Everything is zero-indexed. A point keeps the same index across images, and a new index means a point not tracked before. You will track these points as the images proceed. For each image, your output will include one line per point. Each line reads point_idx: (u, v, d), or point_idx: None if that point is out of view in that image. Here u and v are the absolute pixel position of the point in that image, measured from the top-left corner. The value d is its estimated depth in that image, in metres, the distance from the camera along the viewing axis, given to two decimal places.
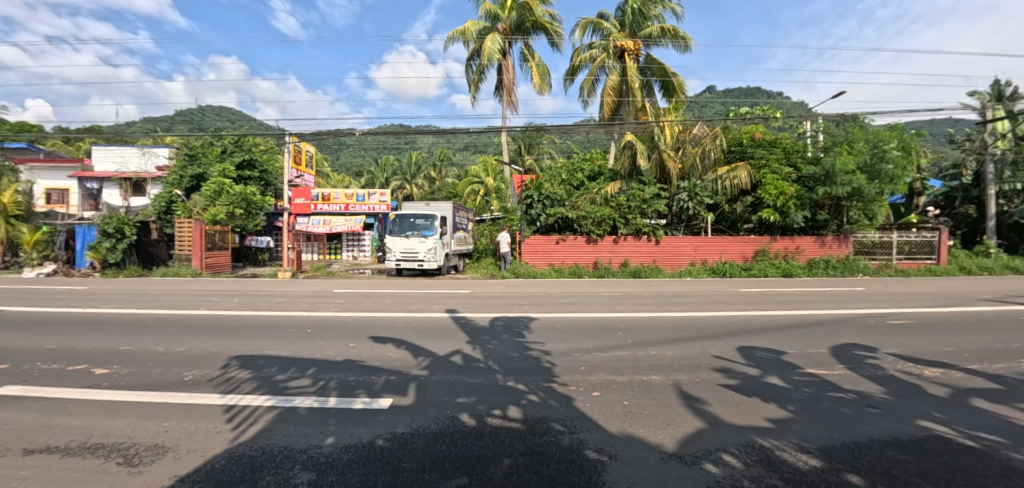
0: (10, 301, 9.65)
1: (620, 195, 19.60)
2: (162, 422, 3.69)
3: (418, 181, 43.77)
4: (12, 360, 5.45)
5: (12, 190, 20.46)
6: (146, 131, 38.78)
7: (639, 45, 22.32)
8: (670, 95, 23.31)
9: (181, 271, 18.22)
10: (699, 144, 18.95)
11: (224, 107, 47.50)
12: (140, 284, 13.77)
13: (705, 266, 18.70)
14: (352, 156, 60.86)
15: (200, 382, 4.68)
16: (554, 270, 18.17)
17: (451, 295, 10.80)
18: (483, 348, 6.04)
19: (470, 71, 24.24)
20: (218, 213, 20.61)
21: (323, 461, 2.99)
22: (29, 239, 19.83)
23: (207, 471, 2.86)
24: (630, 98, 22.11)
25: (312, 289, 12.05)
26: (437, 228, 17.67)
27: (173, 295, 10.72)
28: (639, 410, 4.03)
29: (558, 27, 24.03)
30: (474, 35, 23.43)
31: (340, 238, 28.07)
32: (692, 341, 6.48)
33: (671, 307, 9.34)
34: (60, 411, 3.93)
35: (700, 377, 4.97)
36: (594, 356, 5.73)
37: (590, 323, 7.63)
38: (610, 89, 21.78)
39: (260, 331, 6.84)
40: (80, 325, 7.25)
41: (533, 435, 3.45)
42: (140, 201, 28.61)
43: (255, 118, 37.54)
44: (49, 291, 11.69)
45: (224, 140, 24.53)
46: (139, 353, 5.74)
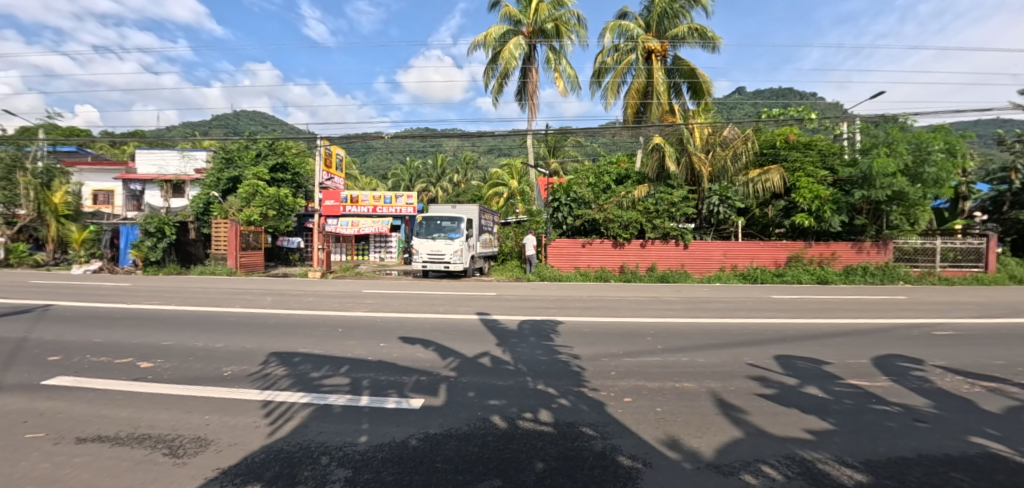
0: (62, 297, 10.24)
1: (648, 198, 19.29)
2: (204, 415, 3.83)
3: (442, 184, 44.40)
4: (64, 352, 5.75)
5: (62, 190, 21.64)
6: (186, 135, 40.47)
7: (666, 46, 22.00)
8: (698, 97, 22.87)
9: (217, 270, 18.93)
10: (729, 147, 18.49)
11: (257, 112, 49.20)
12: (180, 281, 14.43)
13: (735, 272, 18.21)
14: (378, 159, 61.86)
15: (239, 378, 4.82)
16: (579, 274, 18.09)
17: (478, 297, 10.84)
18: (511, 350, 6.04)
19: (492, 77, 24.38)
20: (252, 213, 21.47)
21: (358, 459, 3.04)
22: (76, 237, 20.85)
23: (247, 465, 2.94)
24: (655, 100, 21.87)
25: (342, 289, 12.27)
26: (463, 230, 17.80)
27: (210, 293, 11.15)
28: (673, 416, 3.95)
29: (581, 31, 24.14)
30: (495, 40, 23.56)
31: (366, 239, 28.67)
32: (724, 349, 6.31)
33: (700, 313, 9.16)
34: (109, 402, 4.12)
35: (735, 386, 4.83)
36: (623, 362, 5.63)
37: (619, 328, 7.53)
38: (634, 91, 21.68)
39: (293, 330, 7.03)
40: (126, 321, 7.59)
41: (565, 440, 3.42)
42: (178, 202, 29.78)
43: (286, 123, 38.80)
44: (98, 287, 12.33)
45: (259, 144, 25.11)
46: (179, 348, 5.96)
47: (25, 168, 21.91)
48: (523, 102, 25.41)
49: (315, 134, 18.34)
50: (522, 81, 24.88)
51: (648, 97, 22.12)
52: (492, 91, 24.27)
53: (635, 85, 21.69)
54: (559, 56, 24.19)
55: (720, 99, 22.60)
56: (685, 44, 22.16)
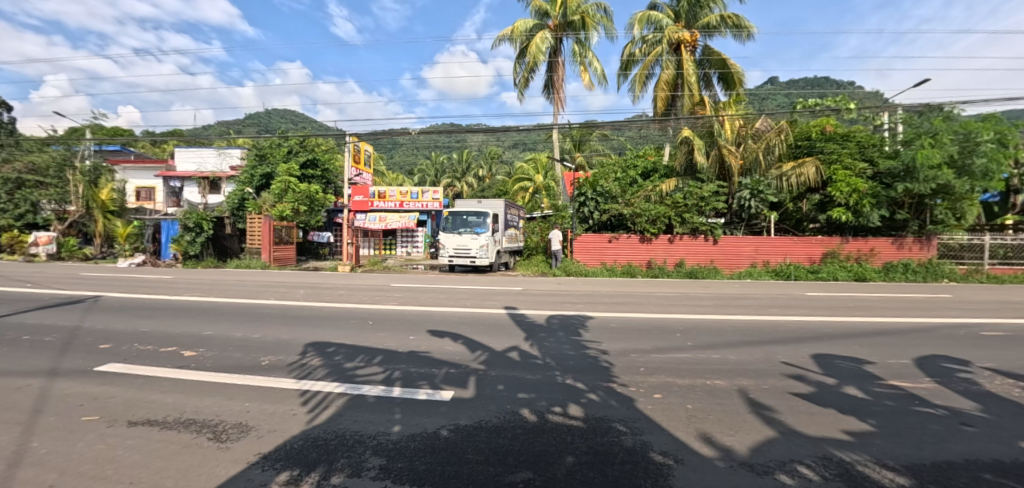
0: (112, 288, 10.84)
1: (677, 192, 18.93)
2: (245, 402, 3.99)
3: (467, 180, 44.75)
4: (114, 340, 6.09)
5: (108, 188, 23.22)
6: (221, 133, 42.03)
7: (696, 36, 21.50)
8: (729, 88, 22.24)
9: (252, 263, 19.67)
10: (761, 139, 17.95)
11: (288, 110, 50.61)
12: (217, 275, 15.05)
13: (767, 268, 17.72)
14: (404, 155, 62.78)
15: (276, 367, 5.00)
16: (606, 269, 17.96)
17: (505, 292, 10.89)
18: (539, 344, 6.07)
19: (519, 71, 24.31)
20: (284, 209, 22.05)
21: (392, 448, 3.12)
22: (122, 232, 22.04)
23: (287, 451, 3.06)
24: (685, 92, 21.39)
25: (371, 283, 12.55)
26: (489, 225, 17.87)
27: (248, 286, 11.60)
28: (704, 414, 3.89)
29: (608, 23, 23.80)
30: (522, 34, 23.49)
31: (394, 234, 29.18)
32: (757, 346, 6.16)
33: (731, 309, 8.97)
34: (156, 388, 4.35)
35: (768, 384, 4.71)
36: (652, 358, 5.57)
37: (647, 324, 7.45)
38: (664, 83, 21.25)
39: (326, 322, 7.24)
40: (171, 311, 7.98)
41: (595, 434, 3.42)
42: (215, 199, 31.01)
43: (315, 120, 39.75)
44: (144, 280, 13.01)
45: (290, 141, 25.79)
46: (219, 338, 6.23)
47: (75, 167, 23.02)
48: (549, 96, 25.24)
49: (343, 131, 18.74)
50: (548, 75, 24.70)
51: (677, 89, 21.68)
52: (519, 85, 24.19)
53: (664, 76, 21.25)
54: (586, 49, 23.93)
55: (752, 90, 21.91)
56: (716, 34, 21.57)
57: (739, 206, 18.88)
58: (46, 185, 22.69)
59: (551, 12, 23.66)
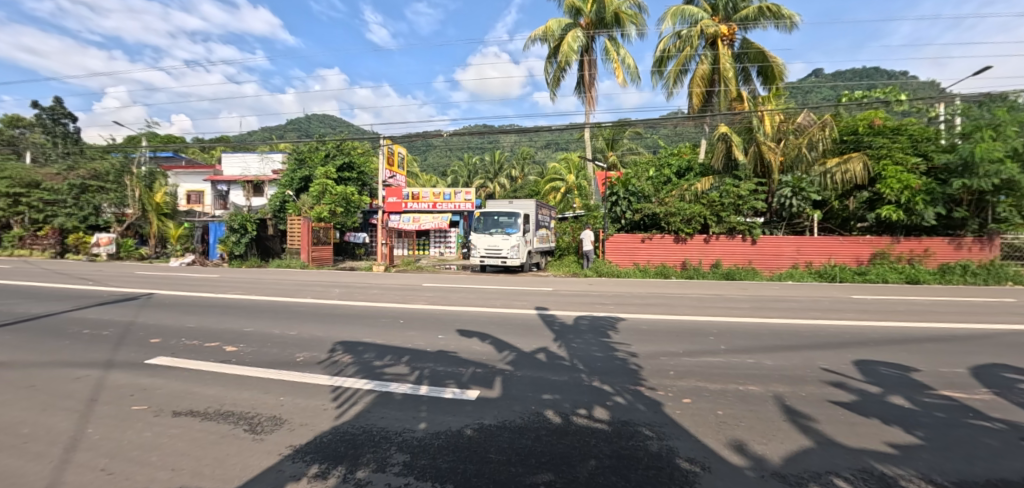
0: (167, 287, 11.58)
1: (713, 191, 18.36)
2: (280, 396, 4.17)
3: (500, 180, 45.10)
4: (164, 335, 6.50)
5: (161, 192, 24.77)
6: (264, 139, 44.12)
7: (734, 30, 20.99)
8: (769, 82, 21.39)
9: (292, 263, 20.54)
10: (804, 134, 17.15)
11: (327, 115, 52.59)
12: (261, 274, 15.79)
13: (810, 269, 16.86)
14: (438, 156, 63.90)
15: (310, 363, 5.20)
16: (639, 270, 17.65)
17: (535, 292, 10.89)
18: (567, 346, 6.03)
19: (550, 70, 24.30)
20: (322, 211, 22.56)
21: (416, 445, 3.18)
22: (174, 233, 23.43)
23: (317, 444, 3.18)
24: (721, 87, 20.73)
25: (404, 283, 12.84)
26: (520, 225, 17.94)
27: (287, 285, 12.13)
28: (735, 421, 3.76)
29: (641, 19, 23.38)
30: (555, 34, 23.47)
31: (427, 235, 29.73)
32: (795, 351, 5.90)
33: (770, 312, 8.62)
34: (200, 381, 4.61)
35: (806, 391, 4.50)
36: (682, 361, 5.43)
37: (679, 326, 7.27)
38: (699, 78, 20.66)
39: (358, 320, 7.46)
40: (216, 309, 8.44)
41: (620, 438, 3.37)
42: (258, 201, 32.55)
43: (351, 125, 41.11)
44: (195, 279, 13.83)
45: (328, 145, 26.69)
46: (259, 335, 6.54)
47: (132, 172, 24.56)
48: (581, 95, 25.07)
49: (378, 134, 19.27)
50: (579, 73, 24.52)
51: (713, 85, 21.09)
52: (550, 85, 24.15)
53: (700, 72, 20.76)
54: (618, 46, 23.69)
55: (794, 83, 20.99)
56: (755, 26, 20.86)
57: (780, 205, 18.06)
58: (107, 189, 24.53)
59: (583, 9, 23.46)
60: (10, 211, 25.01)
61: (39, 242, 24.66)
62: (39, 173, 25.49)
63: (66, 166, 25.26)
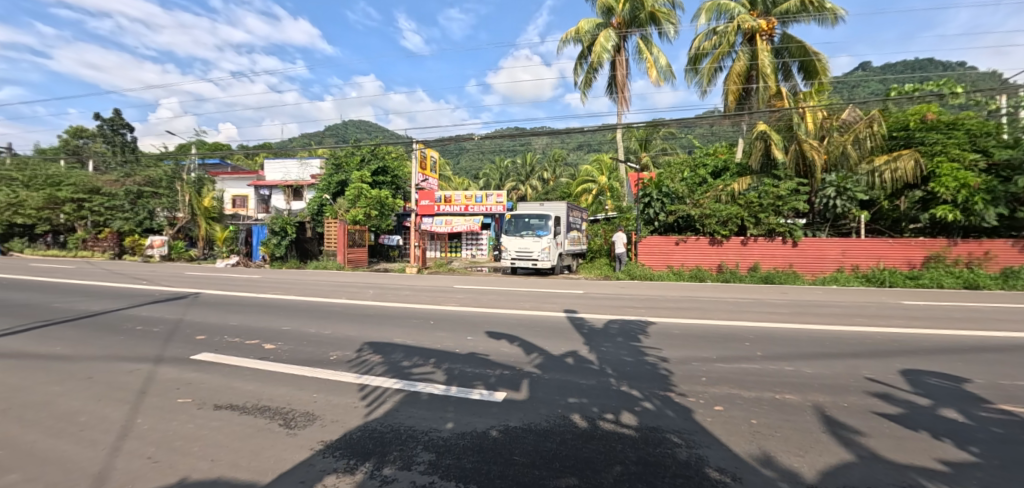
0: (215, 287, 12.23)
1: (751, 191, 17.75)
2: (313, 393, 4.33)
3: (532, 182, 45.24)
4: (209, 332, 6.87)
5: (210, 197, 26.08)
6: (303, 145, 45.85)
7: (773, 24, 20.12)
8: (811, 77, 20.49)
9: (329, 264, 21.27)
10: (849, 131, 16.51)
11: (362, 121, 54.25)
12: (300, 274, 16.40)
13: (857, 273, 15.93)
14: (470, 159, 64.74)
15: (342, 362, 5.38)
16: (672, 273, 17.26)
17: (566, 295, 10.83)
18: (596, 349, 5.97)
19: (581, 71, 24.16)
20: (357, 214, 23.99)
21: (441, 445, 3.23)
22: (221, 236, 24.75)
23: (347, 440, 3.28)
24: (760, 84, 20.01)
25: (436, 284, 13.04)
26: (550, 227, 17.92)
27: (324, 286, 12.55)
28: (770, 430, 3.62)
29: (675, 17, 22.91)
30: (586, 34, 23.32)
31: (459, 237, 30.14)
32: (837, 359, 5.62)
33: (812, 318, 8.24)
34: (240, 377, 4.85)
35: (848, 402, 4.27)
36: (715, 367, 5.28)
37: (713, 331, 7.07)
38: (735, 75, 20.04)
39: (390, 321, 7.64)
40: (258, 308, 8.84)
41: (647, 444, 3.31)
42: (298, 205, 33.88)
43: (385, 130, 42.19)
44: (241, 279, 14.54)
45: (363, 150, 27.47)
46: (296, 333, 6.80)
47: (182, 179, 26.45)
48: (612, 96, 24.80)
49: (410, 139, 19.73)
50: (611, 74, 24.24)
51: (751, 81, 20.42)
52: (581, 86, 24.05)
53: (736, 69, 20.16)
54: (651, 45, 23.32)
55: (839, 78, 20.03)
56: (796, 20, 19.98)
57: (823, 206, 17.22)
58: (159, 195, 26.38)
59: (615, 9, 23.18)
60: (75, 215, 27.02)
61: (101, 244, 26.59)
62: (99, 180, 27.40)
63: (123, 174, 26.91)
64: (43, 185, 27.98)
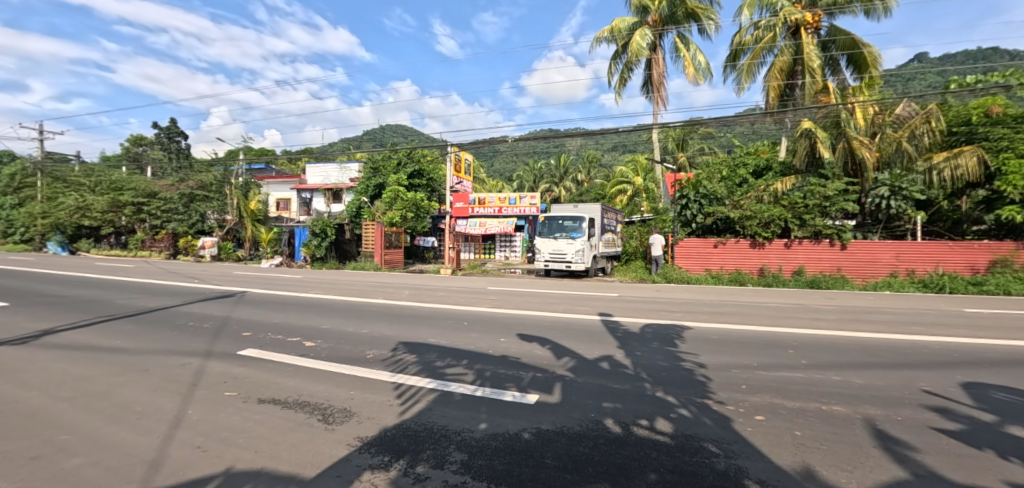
0: (262, 286, 12.86)
1: (795, 191, 17.00)
2: (350, 390, 4.46)
3: (566, 184, 45.07)
4: (254, 329, 7.21)
5: (255, 200, 27.47)
6: (342, 150, 47.46)
7: (819, 16, 19.24)
8: (860, 71, 19.42)
9: (367, 265, 21.92)
10: (903, 126, 15.67)
11: (399, 126, 55.72)
12: (339, 275, 16.97)
13: (912, 278, 14.84)
14: (504, 162, 65.16)
15: (378, 361, 5.51)
16: (711, 276, 16.71)
17: (603, 298, 10.70)
18: (630, 354, 5.85)
19: (616, 71, 23.88)
20: (393, 217, 24.63)
21: (474, 445, 3.25)
22: (265, 237, 26.00)
23: (381, 438, 3.36)
24: (805, 79, 19.12)
25: (471, 286, 13.18)
26: (585, 229, 17.78)
27: (363, 286, 12.93)
28: (815, 443, 3.43)
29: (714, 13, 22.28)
30: (621, 33, 22.99)
31: (493, 239, 30.37)
32: (891, 370, 5.27)
33: (865, 325, 7.77)
34: (282, 373, 5.06)
35: (902, 416, 4.00)
36: (756, 375, 5.07)
37: (755, 337, 6.79)
38: (778, 71, 19.17)
39: (424, 321, 7.77)
40: (300, 307, 9.21)
41: (683, 453, 3.21)
42: (337, 207, 35.12)
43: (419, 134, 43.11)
44: (287, 279, 15.21)
45: (400, 153, 28.09)
46: (334, 332, 7.03)
47: (231, 183, 28.03)
48: (648, 95, 24.36)
49: (444, 143, 20.08)
50: (647, 73, 23.79)
51: (795, 77, 19.66)
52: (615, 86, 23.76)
53: (779, 64, 19.35)
54: (688, 42, 22.77)
55: (893, 71, 18.88)
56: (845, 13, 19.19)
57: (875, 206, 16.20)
58: (211, 199, 28.05)
59: (650, 6, 22.75)
60: (135, 218, 29.02)
61: (158, 244, 28.43)
62: (157, 185, 29.33)
63: (178, 179, 28.87)
64: (108, 190, 30.24)
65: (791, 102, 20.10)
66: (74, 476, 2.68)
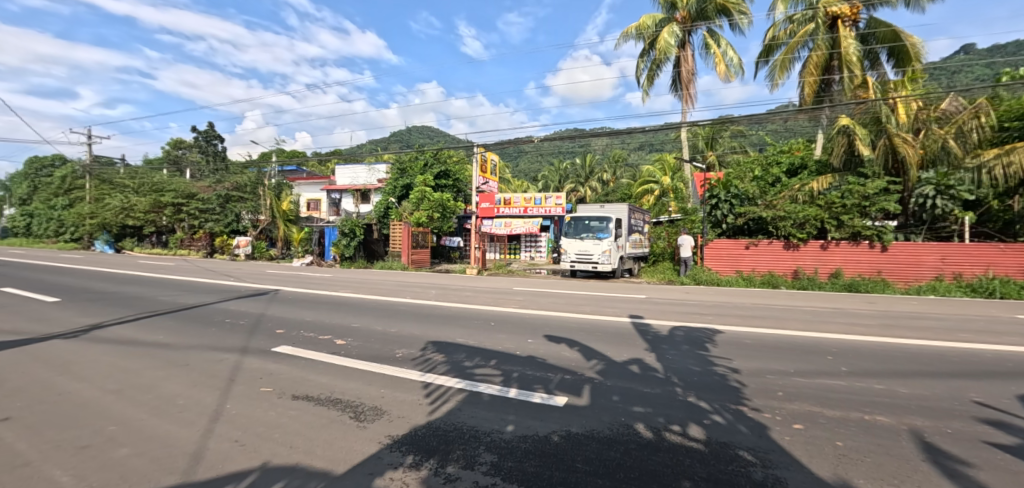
0: (295, 284, 13.24)
1: (832, 191, 16.39)
2: (380, 388, 4.52)
3: (591, 184, 44.73)
4: (287, 326, 7.41)
5: (287, 201, 28.24)
6: (370, 152, 48.42)
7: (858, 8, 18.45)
8: (903, 65, 18.55)
9: (394, 265, 22.35)
10: (950, 122, 14.93)
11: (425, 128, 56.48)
12: (368, 274, 17.32)
13: (960, 282, 14.04)
14: (529, 162, 65.17)
15: (407, 360, 5.57)
16: (742, 278, 16.25)
17: (632, 299, 10.54)
18: (660, 357, 5.73)
19: (643, 68, 23.55)
20: (420, 217, 24.97)
21: (504, 446, 3.23)
22: (297, 237, 26.68)
23: (411, 436, 3.38)
24: (843, 74, 18.37)
25: (497, 286, 13.21)
26: (612, 230, 17.55)
27: (391, 285, 13.14)
28: (859, 455, 3.27)
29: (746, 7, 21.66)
30: (648, 30, 22.62)
31: (518, 239, 30.40)
32: (941, 379, 4.97)
33: (912, 331, 7.37)
34: (314, 370, 5.17)
35: (955, 428, 3.76)
36: (793, 382, 4.89)
37: (792, 342, 6.54)
38: (813, 66, 18.49)
39: (451, 321, 7.82)
40: (331, 305, 9.43)
41: (718, 461, 3.10)
42: (366, 208, 35.88)
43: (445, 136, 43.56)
44: (319, 278, 15.61)
45: (426, 154, 28.37)
46: (364, 330, 7.16)
47: (264, 185, 28.78)
48: (676, 93, 23.90)
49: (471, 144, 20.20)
50: (676, 70, 23.31)
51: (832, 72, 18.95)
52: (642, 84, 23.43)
53: (814, 59, 18.65)
54: (718, 38, 22.24)
55: (938, 64, 17.91)
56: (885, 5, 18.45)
57: (919, 206, 15.53)
58: (246, 200, 28.97)
59: (679, 3, 22.32)
60: (175, 218, 30.35)
61: (196, 243, 29.69)
62: (195, 186, 30.60)
63: (215, 180, 30.04)
64: (150, 191, 31.74)
65: (827, 98, 19.36)
66: (121, 466, 2.79)
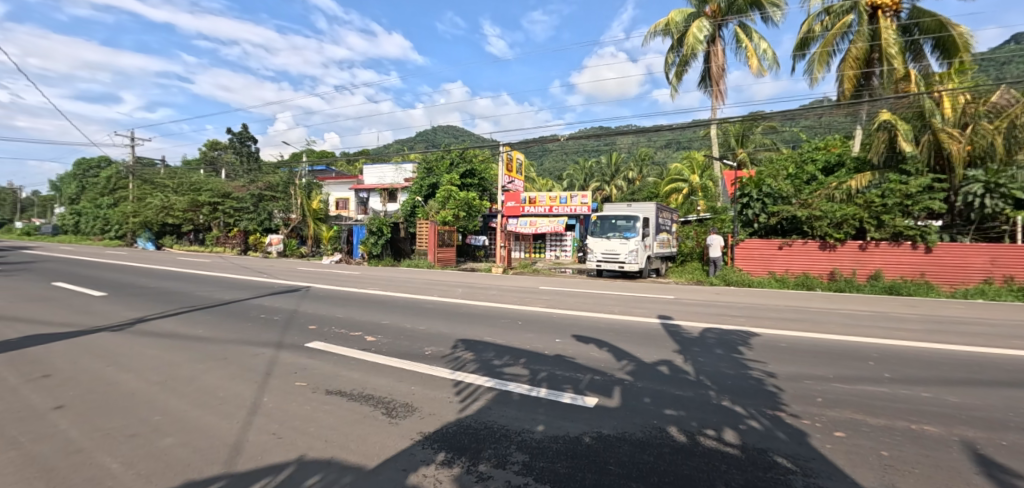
0: (327, 281, 13.56)
1: (872, 189, 15.79)
2: (410, 385, 4.57)
3: (617, 183, 44.23)
4: (318, 323, 7.59)
5: (317, 200, 28.83)
6: (396, 151, 49.19)
7: None
8: (949, 56, 17.61)
9: (420, 263, 22.67)
10: (1001, 116, 14.17)
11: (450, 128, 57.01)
12: (397, 272, 17.61)
13: (1013, 286, 13.22)
14: (553, 162, 64.93)
15: (435, 357, 5.61)
16: (774, 280, 15.75)
17: (662, 300, 10.35)
18: (693, 360, 5.60)
19: (672, 64, 23.15)
20: (446, 215, 25.20)
21: (535, 447, 3.21)
22: (326, 235, 27.19)
23: (442, 434, 3.39)
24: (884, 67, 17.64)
25: (524, 285, 13.20)
26: (639, 229, 17.31)
27: (419, 284, 13.29)
28: (907, 466, 3.11)
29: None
30: (677, 25, 22.17)
31: (543, 238, 30.34)
32: (997, 389, 4.67)
33: (964, 337, 6.96)
34: (345, 366, 5.26)
35: (1013, 441, 3.53)
36: (834, 387, 4.69)
37: (832, 347, 6.28)
38: (853, 59, 17.80)
39: (478, 320, 7.84)
40: (360, 303, 9.60)
41: (756, 468, 3.01)
42: (393, 207, 36.49)
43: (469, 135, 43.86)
44: (350, 275, 15.96)
45: (452, 153, 28.58)
46: (392, 328, 7.26)
47: (295, 184, 29.54)
48: (705, 89, 23.37)
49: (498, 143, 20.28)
50: (705, 66, 22.77)
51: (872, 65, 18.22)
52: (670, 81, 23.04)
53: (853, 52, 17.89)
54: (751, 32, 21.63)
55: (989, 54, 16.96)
56: None
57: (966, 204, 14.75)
58: (279, 199, 29.88)
59: None
60: (211, 216, 31.55)
61: (231, 241, 30.83)
62: (230, 186, 31.73)
63: (248, 180, 30.99)
64: (189, 191, 33.12)
65: (867, 92, 18.55)
66: (166, 455, 2.90)
